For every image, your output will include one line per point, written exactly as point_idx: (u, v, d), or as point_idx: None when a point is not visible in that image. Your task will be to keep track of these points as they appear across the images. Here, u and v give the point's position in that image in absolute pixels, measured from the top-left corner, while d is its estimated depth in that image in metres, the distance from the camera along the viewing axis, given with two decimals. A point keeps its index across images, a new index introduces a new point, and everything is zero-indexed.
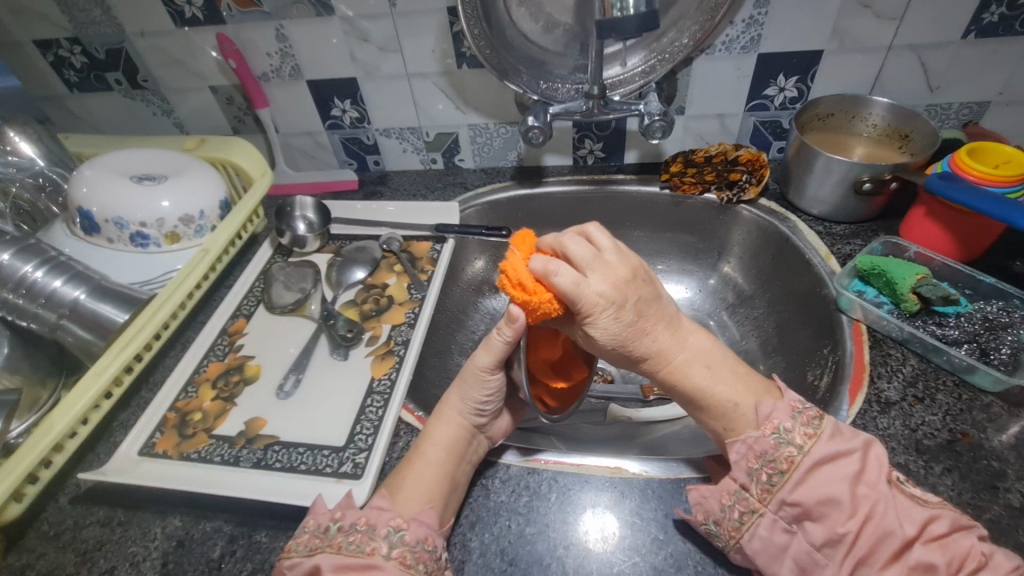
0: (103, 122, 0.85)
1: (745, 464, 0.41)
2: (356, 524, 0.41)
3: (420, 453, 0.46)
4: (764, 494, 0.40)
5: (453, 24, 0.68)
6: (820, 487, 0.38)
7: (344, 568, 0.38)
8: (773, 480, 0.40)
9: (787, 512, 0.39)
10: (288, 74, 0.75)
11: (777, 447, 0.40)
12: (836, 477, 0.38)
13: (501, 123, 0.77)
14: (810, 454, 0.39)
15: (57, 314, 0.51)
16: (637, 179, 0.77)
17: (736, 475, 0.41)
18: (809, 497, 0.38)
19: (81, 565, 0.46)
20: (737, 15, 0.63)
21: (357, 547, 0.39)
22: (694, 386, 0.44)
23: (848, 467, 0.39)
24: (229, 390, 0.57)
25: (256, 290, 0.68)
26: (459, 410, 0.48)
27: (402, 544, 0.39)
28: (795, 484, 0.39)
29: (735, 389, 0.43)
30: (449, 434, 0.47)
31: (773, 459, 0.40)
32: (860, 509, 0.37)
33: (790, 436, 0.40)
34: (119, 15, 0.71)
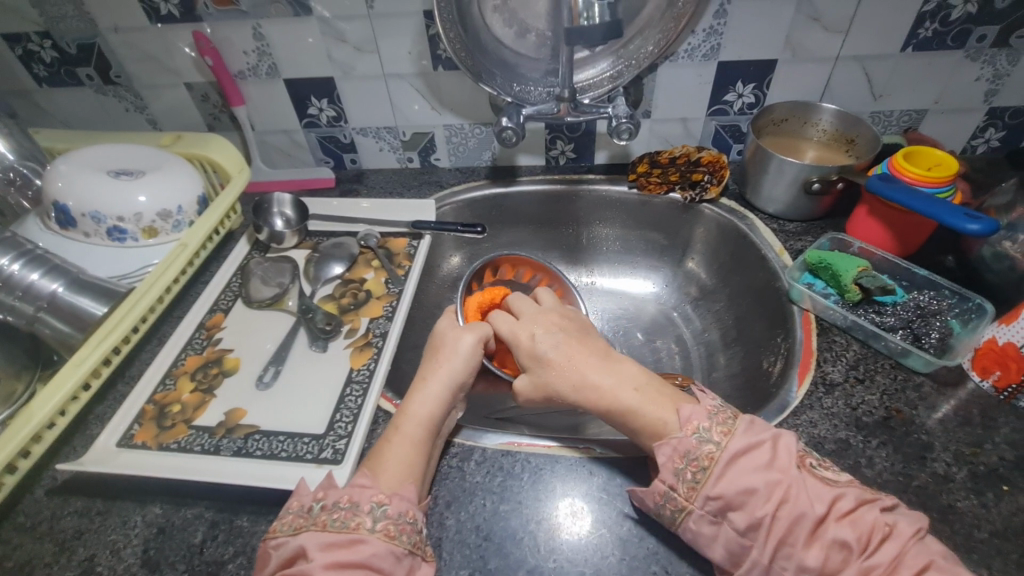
0: (73, 117, 0.84)
1: (671, 464, 0.44)
2: (339, 502, 0.43)
3: (400, 430, 0.48)
4: (690, 491, 0.42)
5: (429, 27, 0.70)
6: (738, 480, 0.41)
7: (331, 545, 0.40)
8: (697, 478, 0.43)
9: (711, 506, 0.42)
10: (266, 72, 0.76)
11: (698, 445, 0.44)
12: (748, 469, 0.42)
13: (475, 123, 0.80)
14: (729, 448, 0.43)
15: (34, 307, 0.51)
16: (606, 179, 0.80)
17: (663, 476, 0.44)
18: (729, 490, 0.41)
19: (59, 554, 0.47)
20: (697, 25, 0.67)
21: (342, 524, 0.41)
22: (623, 406, 0.48)
23: (758, 457, 0.42)
24: (208, 382, 0.58)
25: (233, 285, 0.69)
26: (439, 387, 0.50)
27: (385, 517, 0.42)
28: (716, 479, 0.42)
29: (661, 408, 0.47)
30: (432, 410, 0.49)
31: (695, 458, 0.43)
32: (774, 493, 0.41)
33: (709, 435, 0.44)
34: (93, 11, 0.71)
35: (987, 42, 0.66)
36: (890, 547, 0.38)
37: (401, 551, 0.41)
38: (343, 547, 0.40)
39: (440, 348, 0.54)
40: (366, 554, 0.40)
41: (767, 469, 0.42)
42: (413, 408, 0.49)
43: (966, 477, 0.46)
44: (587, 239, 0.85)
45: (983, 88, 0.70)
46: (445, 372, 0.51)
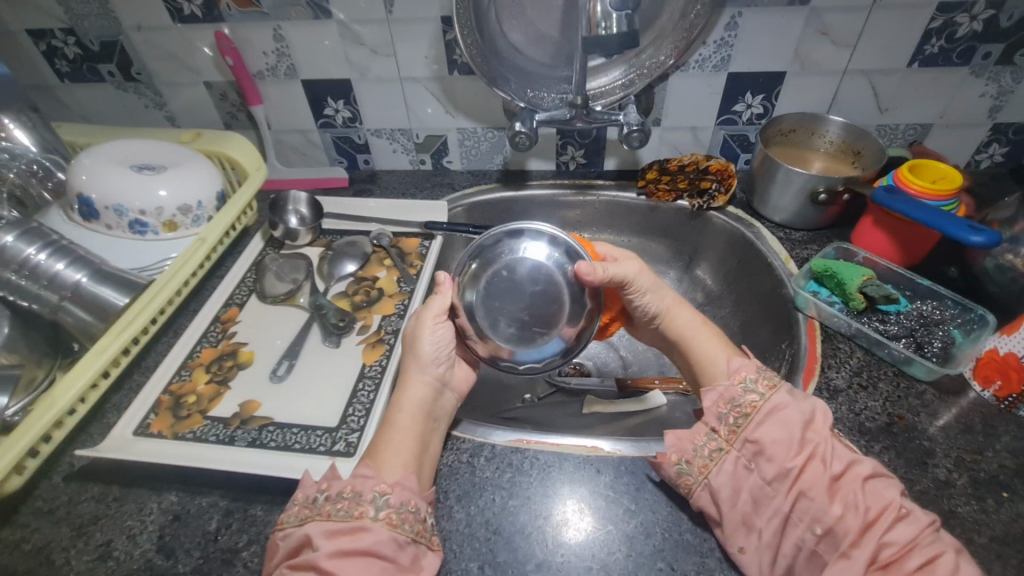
0: (92, 113, 0.86)
1: (716, 409, 0.48)
2: (343, 492, 0.43)
3: (392, 422, 0.49)
4: (731, 432, 0.46)
5: (446, 33, 0.72)
6: (776, 428, 0.45)
7: (335, 533, 0.41)
8: (738, 422, 0.46)
9: (747, 450, 0.45)
10: (284, 73, 0.78)
11: (743, 394, 0.47)
12: (789, 422, 0.45)
13: (488, 127, 0.81)
14: (771, 400, 0.46)
15: (59, 296, 0.52)
16: (615, 185, 0.82)
17: (707, 419, 0.47)
18: (767, 436, 0.44)
19: (77, 538, 0.48)
20: (708, 37, 0.69)
21: (346, 512, 0.42)
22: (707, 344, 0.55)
23: (799, 415, 0.45)
24: (223, 374, 0.59)
25: (248, 280, 0.70)
26: (419, 372, 0.52)
27: (388, 505, 0.42)
28: (757, 425, 0.45)
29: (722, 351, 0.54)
30: (418, 397, 0.51)
31: (739, 404, 0.47)
32: (805, 448, 0.44)
33: (754, 386, 0.47)
34: (118, 10, 0.73)
35: (992, 59, 0.68)
36: (905, 527, 0.39)
37: (404, 538, 0.41)
38: (343, 533, 0.41)
39: (421, 331, 0.53)
40: (369, 540, 0.40)
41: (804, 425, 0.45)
42: (404, 398, 0.51)
43: (967, 483, 0.47)
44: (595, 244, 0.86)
45: (988, 104, 0.72)
46: (424, 357, 0.53)
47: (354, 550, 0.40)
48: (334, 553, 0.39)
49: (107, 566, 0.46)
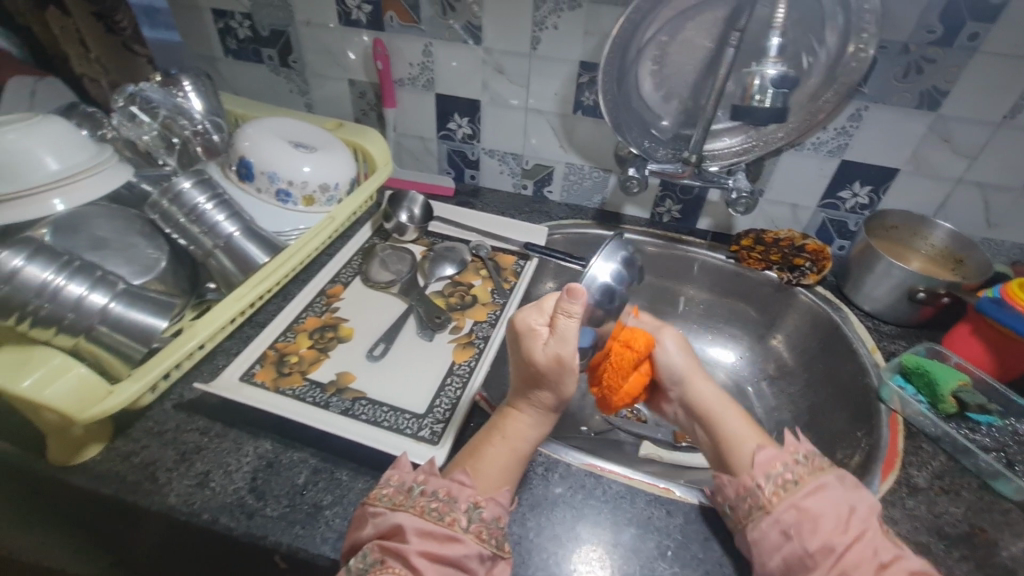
0: (243, 88, 0.95)
1: (766, 467, 0.48)
2: (438, 493, 0.46)
3: (506, 443, 0.50)
4: (774, 495, 0.46)
5: (580, 76, 0.77)
6: (825, 499, 0.45)
7: (426, 534, 0.43)
8: (785, 488, 0.47)
9: (790, 516, 0.45)
10: (422, 85, 0.85)
11: (795, 462, 0.48)
12: (837, 499, 0.45)
13: (595, 167, 0.86)
14: (821, 475, 0.47)
15: (213, 243, 0.57)
16: (705, 245, 0.84)
17: (755, 477, 0.48)
18: (815, 505, 0.45)
19: (180, 462, 0.52)
20: (831, 123, 0.71)
21: (439, 515, 0.44)
22: (727, 421, 0.53)
23: (843, 495, 0.45)
24: (324, 343, 0.63)
25: (354, 262, 0.75)
26: (540, 407, 0.52)
27: (479, 519, 0.45)
28: (806, 493, 0.46)
29: (759, 433, 0.52)
30: (533, 433, 0.52)
31: (789, 473, 0.47)
32: (853, 528, 0.43)
33: (804, 459, 0.48)
34: (295, 6, 0.82)
35: None
36: None
37: (488, 554, 0.44)
38: (432, 535, 0.43)
39: (562, 368, 0.49)
40: (458, 551, 0.42)
41: (847, 505, 0.45)
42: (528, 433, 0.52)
43: None
44: (672, 295, 0.88)
45: None
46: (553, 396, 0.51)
47: (441, 553, 0.42)
48: (422, 553, 0.42)
49: (203, 494, 0.49)
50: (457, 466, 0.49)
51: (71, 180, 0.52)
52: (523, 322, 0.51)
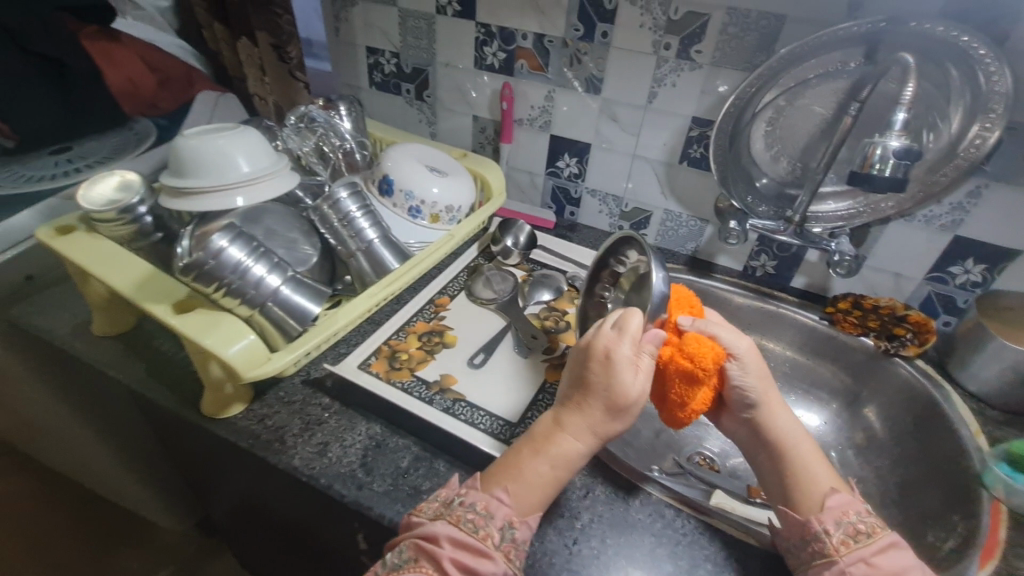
0: (378, 115, 1.08)
1: (835, 517, 0.50)
2: (475, 505, 0.48)
3: (550, 466, 0.51)
4: (842, 544, 0.48)
5: (691, 130, 0.82)
6: (893, 559, 0.47)
7: (460, 543, 0.46)
8: (855, 539, 0.49)
9: (858, 567, 0.47)
10: (539, 125, 0.93)
11: (863, 517, 0.50)
12: (904, 560, 0.48)
13: (693, 216, 0.89)
14: (887, 534, 0.49)
15: (356, 246, 0.66)
16: (797, 303, 0.85)
17: (824, 522, 0.50)
18: (884, 562, 0.47)
19: (305, 430, 0.59)
20: (947, 197, 0.71)
21: (473, 528, 0.47)
22: (799, 455, 0.54)
23: (908, 559, 0.48)
24: (430, 346, 0.70)
25: (460, 277, 0.82)
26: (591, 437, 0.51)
27: (510, 539, 0.47)
28: (875, 549, 0.48)
29: (827, 475, 0.54)
30: (577, 461, 0.51)
31: (857, 526, 0.49)
32: None
33: (867, 516, 0.51)
34: (438, 49, 0.93)
35: None
36: None
37: (510, 574, 0.46)
38: (468, 547, 0.46)
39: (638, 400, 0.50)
40: (487, 567, 0.45)
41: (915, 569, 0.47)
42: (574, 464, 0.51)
43: None
44: (759, 349, 0.87)
45: None
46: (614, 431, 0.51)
47: (474, 565, 0.45)
48: (460, 563, 0.45)
49: (323, 461, 0.56)
50: (497, 481, 0.50)
51: (255, 182, 0.62)
52: (609, 348, 0.51)
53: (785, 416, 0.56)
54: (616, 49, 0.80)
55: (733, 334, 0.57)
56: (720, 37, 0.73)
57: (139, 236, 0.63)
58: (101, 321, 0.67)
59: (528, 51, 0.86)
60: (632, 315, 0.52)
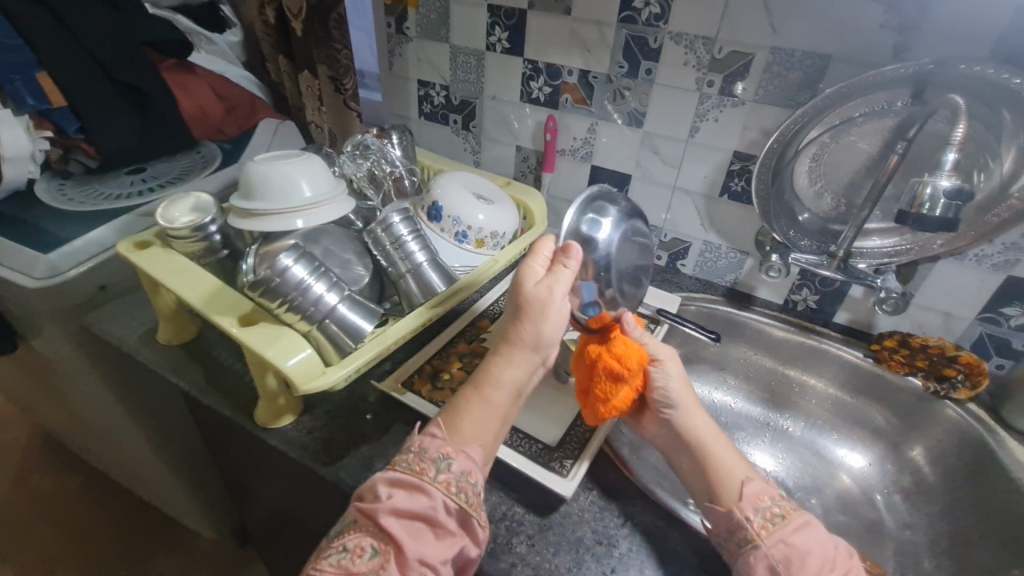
0: (425, 143, 1.13)
1: (754, 502, 0.52)
2: (413, 447, 0.52)
3: (487, 395, 0.55)
4: (762, 528, 0.49)
5: (733, 163, 0.83)
6: (807, 539, 0.49)
7: (396, 484, 0.49)
8: (772, 521, 0.50)
9: (779, 549, 0.48)
10: (581, 156, 0.96)
11: (777, 501, 0.52)
12: (817, 537, 0.49)
13: (732, 248, 0.90)
14: (800, 513, 0.51)
15: (406, 268, 0.69)
16: (840, 339, 0.83)
17: (744, 509, 0.51)
18: (802, 543, 0.48)
19: (351, 444, 0.61)
20: (999, 237, 0.70)
21: (410, 466, 0.50)
22: (712, 451, 0.56)
23: (824, 538, 0.49)
24: (471, 367, 0.72)
25: (501, 301, 0.84)
26: (527, 353, 0.56)
27: (447, 470, 0.49)
28: (791, 529, 0.49)
29: (741, 467, 0.56)
30: (518, 379, 0.56)
31: (772, 509, 0.51)
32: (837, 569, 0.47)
33: (780, 500, 0.52)
34: (486, 83, 0.98)
35: None
36: None
37: (454, 505, 0.48)
38: (404, 492, 0.48)
39: (550, 307, 0.55)
40: (423, 505, 0.47)
41: (828, 544, 0.49)
42: (500, 374, 0.55)
43: None
44: (799, 385, 0.87)
45: None
46: (545, 339, 0.55)
47: (414, 509, 0.47)
48: (398, 510, 0.47)
49: (368, 474, 0.58)
50: (438, 415, 0.55)
51: (316, 206, 0.67)
52: (520, 270, 0.56)
53: (700, 416, 0.59)
54: (659, 85, 0.83)
55: (655, 342, 0.61)
56: (764, 75, 0.75)
57: (208, 251, 0.67)
58: (167, 329, 0.71)
59: (573, 86, 0.90)
60: (541, 244, 0.57)
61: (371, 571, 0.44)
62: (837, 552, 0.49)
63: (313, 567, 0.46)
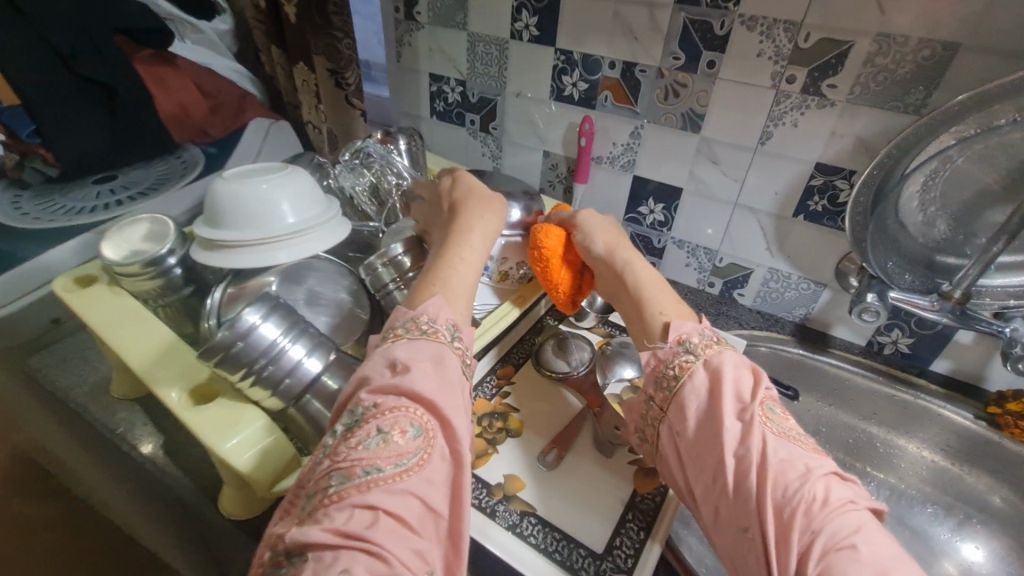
0: (438, 146, 0.99)
1: (655, 372, 0.47)
2: (411, 321, 0.47)
3: (457, 261, 0.54)
4: (665, 397, 0.46)
5: (813, 178, 0.67)
6: (700, 388, 0.44)
7: (414, 354, 0.43)
8: (672, 385, 0.45)
9: (675, 416, 0.44)
10: (621, 165, 0.81)
11: (680, 353, 0.47)
12: (716, 384, 0.43)
13: (805, 278, 0.75)
14: (706, 359, 0.45)
15: None
16: (943, 394, 0.68)
17: (647, 386, 0.48)
18: (691, 398, 0.44)
19: None
20: None
21: (423, 334, 0.45)
22: (643, 287, 0.55)
23: (734, 385, 0.43)
24: (493, 434, 0.58)
25: (526, 342, 0.70)
26: (484, 224, 0.59)
27: (460, 339, 0.47)
28: (685, 385, 0.44)
29: (674, 299, 0.54)
30: (481, 242, 0.57)
31: (671, 367, 0.46)
32: (739, 421, 0.41)
33: (692, 349, 0.47)
34: (509, 76, 0.83)
35: None
36: None
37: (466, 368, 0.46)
38: (424, 361, 0.43)
39: (482, 193, 0.63)
40: (450, 370, 0.43)
41: (709, 387, 0.43)
42: (474, 239, 0.57)
43: None
44: (884, 445, 0.73)
45: None
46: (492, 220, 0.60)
47: (443, 382, 0.42)
48: (428, 380, 0.41)
49: None
50: (420, 289, 0.51)
51: (301, 235, 0.53)
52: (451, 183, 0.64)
53: (633, 255, 0.58)
54: (723, 81, 0.67)
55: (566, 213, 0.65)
56: (864, 69, 0.59)
57: (168, 289, 0.54)
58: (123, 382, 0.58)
59: (614, 82, 0.75)
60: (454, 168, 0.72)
61: (418, 451, 0.38)
62: (723, 396, 0.42)
63: (340, 461, 0.37)
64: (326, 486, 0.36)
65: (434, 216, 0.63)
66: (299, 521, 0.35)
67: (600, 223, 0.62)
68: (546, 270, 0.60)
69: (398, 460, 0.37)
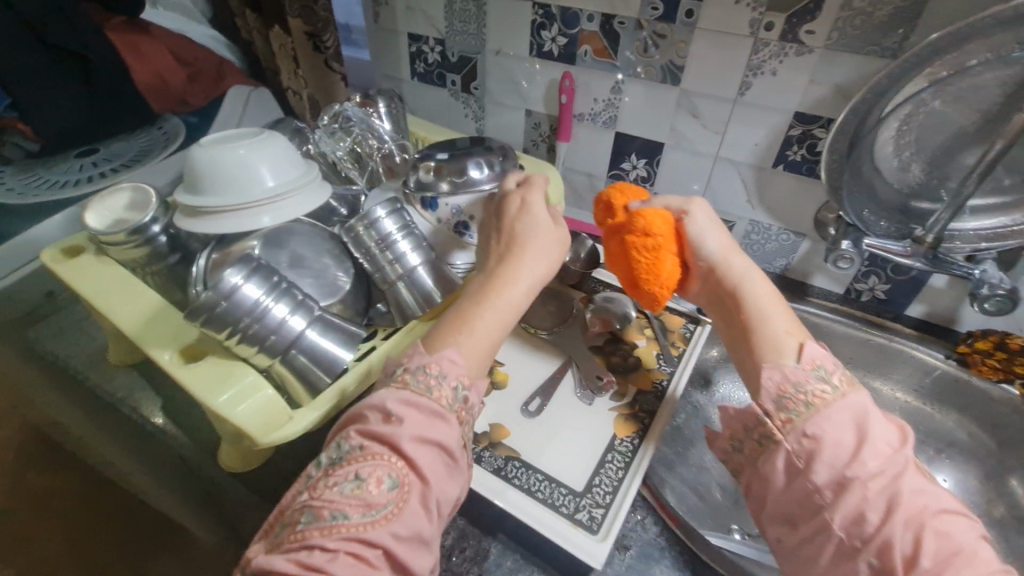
0: (421, 108, 0.98)
1: (776, 392, 0.45)
2: (421, 368, 0.45)
3: (491, 304, 0.49)
4: (785, 422, 0.44)
5: (792, 128, 0.68)
6: (838, 420, 0.42)
7: (408, 402, 0.42)
8: (797, 411, 0.43)
9: (802, 445, 0.42)
10: (603, 121, 0.81)
11: (810, 381, 0.44)
12: (849, 417, 0.42)
13: (785, 229, 0.76)
14: (846, 395, 0.43)
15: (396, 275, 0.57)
16: (916, 336, 0.71)
17: (765, 402, 0.45)
18: (827, 432, 0.41)
19: None
20: None
21: (424, 388, 0.44)
22: (762, 313, 0.49)
23: (877, 425, 0.42)
24: None
25: None
26: (541, 256, 0.53)
27: (462, 400, 0.45)
28: (818, 417, 0.42)
29: (783, 319, 0.49)
30: (530, 283, 0.52)
31: (804, 392, 0.44)
32: (888, 467, 0.40)
33: (829, 379, 0.44)
34: (488, 34, 0.82)
35: None
36: None
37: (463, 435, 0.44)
38: (417, 410, 0.42)
39: (536, 210, 0.56)
40: (443, 432, 0.42)
41: (857, 426, 0.42)
42: (524, 273, 0.51)
43: None
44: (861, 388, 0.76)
45: None
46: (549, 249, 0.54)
47: (434, 442, 0.41)
48: (416, 433, 0.41)
49: None
50: (444, 338, 0.47)
51: (280, 199, 0.53)
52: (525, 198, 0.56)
53: (751, 273, 0.51)
54: (702, 31, 0.67)
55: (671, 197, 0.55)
56: (842, 13, 0.58)
57: (153, 257, 0.56)
58: None
59: (593, 35, 0.74)
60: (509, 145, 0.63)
61: (389, 504, 0.38)
62: (870, 441, 0.41)
63: (314, 497, 0.39)
64: (296, 520, 0.38)
65: (492, 237, 0.56)
66: (273, 546, 0.38)
67: (711, 220, 0.53)
68: (651, 268, 0.51)
69: (367, 509, 0.38)
